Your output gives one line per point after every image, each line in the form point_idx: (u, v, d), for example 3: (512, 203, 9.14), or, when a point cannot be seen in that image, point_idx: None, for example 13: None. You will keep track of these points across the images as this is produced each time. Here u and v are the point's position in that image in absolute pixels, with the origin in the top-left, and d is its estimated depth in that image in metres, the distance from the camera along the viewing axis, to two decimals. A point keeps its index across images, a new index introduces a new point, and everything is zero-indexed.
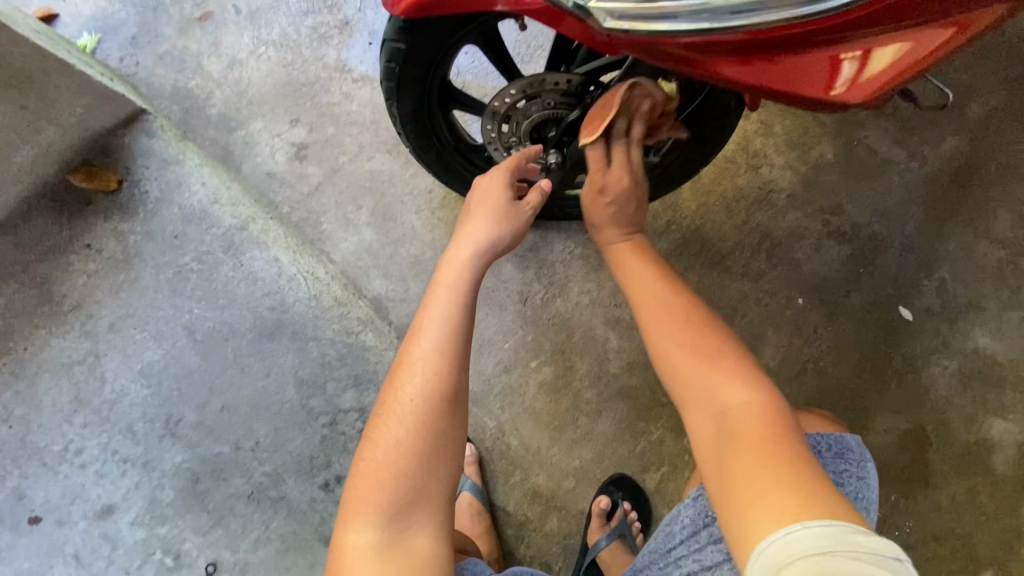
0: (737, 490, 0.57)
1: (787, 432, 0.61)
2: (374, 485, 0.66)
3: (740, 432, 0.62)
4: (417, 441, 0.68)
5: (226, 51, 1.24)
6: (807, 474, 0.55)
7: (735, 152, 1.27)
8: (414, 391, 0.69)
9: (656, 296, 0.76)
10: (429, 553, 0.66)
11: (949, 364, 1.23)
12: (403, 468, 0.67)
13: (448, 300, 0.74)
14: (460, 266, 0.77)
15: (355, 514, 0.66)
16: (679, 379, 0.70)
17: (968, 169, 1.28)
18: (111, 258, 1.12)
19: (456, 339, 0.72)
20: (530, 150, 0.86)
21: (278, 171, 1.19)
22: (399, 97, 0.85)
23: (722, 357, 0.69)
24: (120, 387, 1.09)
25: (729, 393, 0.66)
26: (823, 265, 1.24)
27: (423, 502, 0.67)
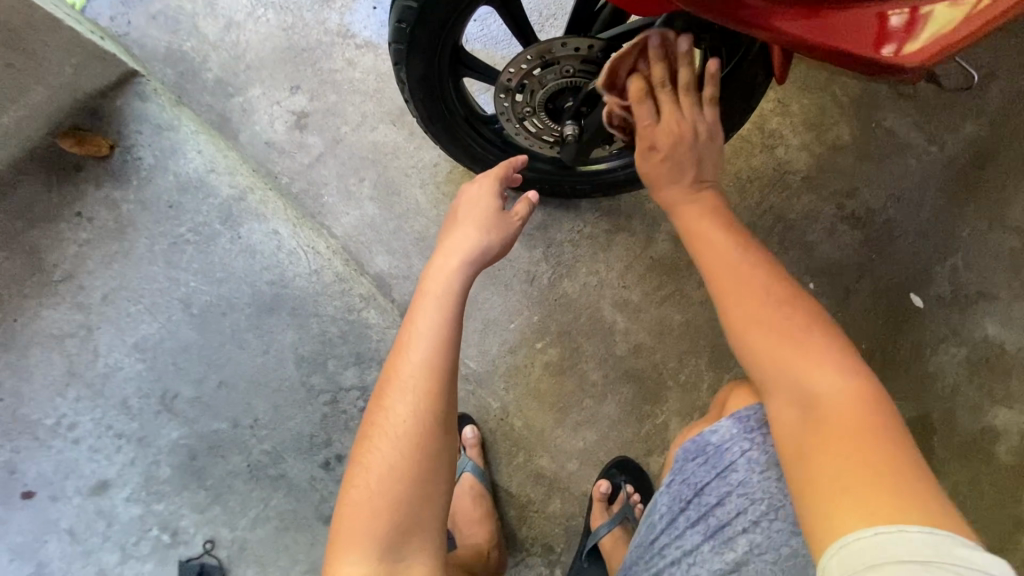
0: (821, 483, 0.56)
1: (881, 427, 0.58)
2: (368, 513, 0.63)
3: (832, 422, 0.59)
4: (412, 461, 0.65)
5: (223, 12, 1.18)
6: (894, 476, 0.54)
7: (750, 131, 1.23)
8: (405, 413, 0.66)
9: (730, 266, 0.69)
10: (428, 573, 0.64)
11: (957, 352, 1.22)
12: (396, 494, 0.63)
13: (437, 313, 0.71)
14: (448, 275, 0.74)
15: (348, 542, 0.63)
16: (767, 357, 0.64)
17: (987, 154, 1.25)
18: (103, 227, 1.07)
19: (445, 356, 0.69)
20: (514, 160, 0.88)
21: (278, 140, 1.15)
22: (409, 61, 0.80)
23: (809, 336, 0.64)
24: (114, 361, 1.06)
25: (821, 380, 0.61)
26: (836, 250, 1.22)
27: (416, 528, 0.64)
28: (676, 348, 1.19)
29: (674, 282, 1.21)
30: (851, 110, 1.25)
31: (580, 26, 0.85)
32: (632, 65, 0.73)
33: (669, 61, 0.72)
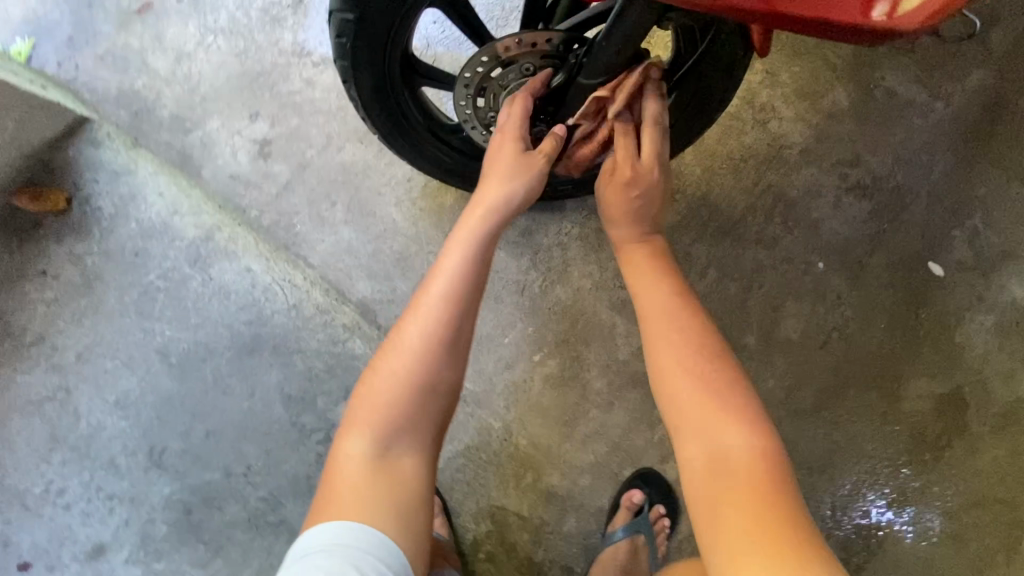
0: (720, 533, 0.57)
1: (778, 483, 0.58)
2: (371, 405, 0.65)
3: (733, 474, 0.59)
4: (416, 377, 0.66)
5: (172, 44, 1.12)
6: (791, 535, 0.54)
7: (739, 108, 1.15)
8: (417, 330, 0.68)
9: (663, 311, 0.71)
10: (412, 480, 0.64)
11: (986, 319, 1.13)
12: (400, 396, 0.65)
13: (463, 251, 0.71)
14: (475, 220, 0.73)
15: (349, 429, 0.65)
16: (679, 409, 0.65)
17: (998, 103, 1.16)
18: (70, 283, 1.03)
19: (466, 290, 0.69)
20: (537, 79, 0.74)
21: (242, 172, 1.09)
22: (357, 77, 0.74)
23: (727, 389, 0.64)
24: (97, 420, 1.02)
25: (732, 435, 0.61)
26: (844, 224, 1.14)
27: (409, 433, 0.66)
28: None
29: None
30: (846, 73, 1.16)
31: (539, 19, 0.79)
32: (595, 55, 0.66)
33: (635, 47, 0.66)
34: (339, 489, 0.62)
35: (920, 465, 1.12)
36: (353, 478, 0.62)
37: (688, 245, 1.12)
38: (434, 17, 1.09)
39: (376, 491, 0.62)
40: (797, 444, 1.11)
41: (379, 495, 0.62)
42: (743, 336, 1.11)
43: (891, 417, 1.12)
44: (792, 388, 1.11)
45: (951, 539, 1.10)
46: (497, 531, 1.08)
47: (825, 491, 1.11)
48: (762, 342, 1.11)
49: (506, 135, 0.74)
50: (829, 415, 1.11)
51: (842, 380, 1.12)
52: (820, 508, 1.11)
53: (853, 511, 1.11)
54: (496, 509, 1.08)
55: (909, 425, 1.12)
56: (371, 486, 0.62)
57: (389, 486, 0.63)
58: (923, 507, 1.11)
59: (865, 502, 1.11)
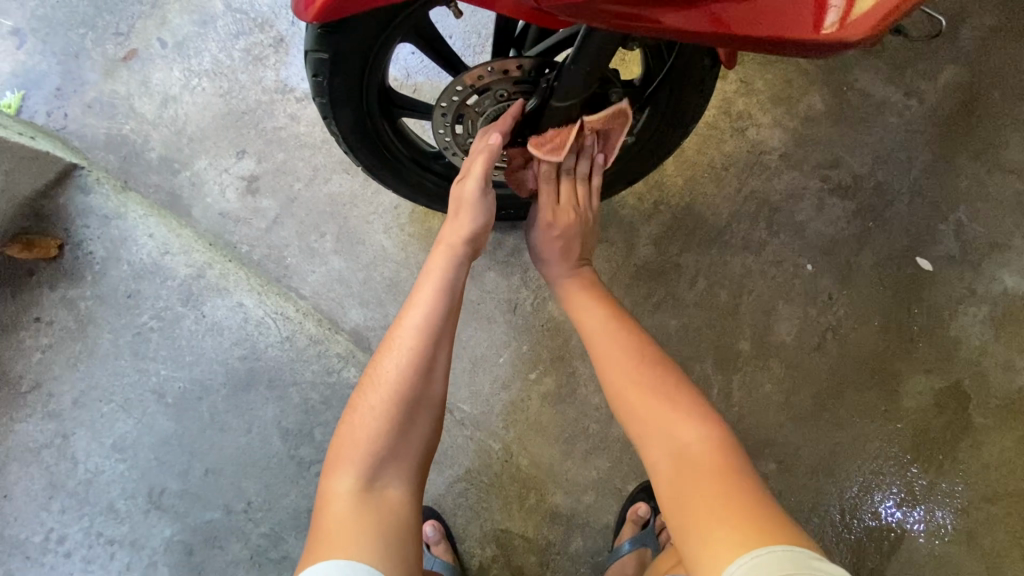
0: (699, 528, 0.60)
1: (735, 465, 0.64)
2: (355, 442, 0.65)
3: (700, 468, 0.64)
4: (396, 407, 0.66)
5: (158, 89, 1.15)
6: (764, 515, 0.58)
7: (717, 117, 1.16)
8: (394, 363, 0.68)
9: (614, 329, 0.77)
10: (400, 512, 0.65)
11: (978, 311, 1.13)
12: (383, 429, 0.65)
13: (433, 286, 0.73)
14: (443, 257, 0.76)
15: (337, 467, 0.65)
16: (645, 417, 0.70)
17: (972, 98, 1.18)
18: (64, 328, 1.04)
19: (439, 319, 0.71)
20: (512, 107, 0.75)
21: (231, 209, 1.10)
22: (336, 113, 0.75)
23: (677, 393, 0.70)
24: (94, 465, 1.01)
25: (691, 430, 0.67)
26: (829, 225, 1.15)
27: (395, 465, 0.66)
28: (679, 354, 1.10)
29: (664, 286, 1.12)
30: (819, 77, 1.18)
31: (510, 44, 0.81)
32: (564, 79, 0.68)
33: (604, 68, 0.67)
34: (330, 530, 0.62)
35: (926, 462, 1.11)
36: (343, 517, 0.62)
37: (676, 255, 1.12)
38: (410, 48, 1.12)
39: (366, 527, 0.62)
40: (800, 449, 1.10)
41: (369, 529, 0.62)
42: (737, 342, 1.11)
43: (893, 415, 1.11)
44: (790, 391, 1.11)
45: (963, 535, 1.08)
46: (503, 555, 1.07)
47: (833, 494, 1.10)
48: (756, 347, 1.12)
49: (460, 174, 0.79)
50: (829, 417, 1.11)
51: (840, 381, 1.12)
52: (829, 513, 1.09)
53: (862, 513, 1.09)
54: (501, 532, 1.07)
55: (911, 422, 1.11)
56: (362, 521, 0.62)
57: (376, 518, 0.62)
58: (932, 505, 1.09)
59: (874, 502, 1.10)
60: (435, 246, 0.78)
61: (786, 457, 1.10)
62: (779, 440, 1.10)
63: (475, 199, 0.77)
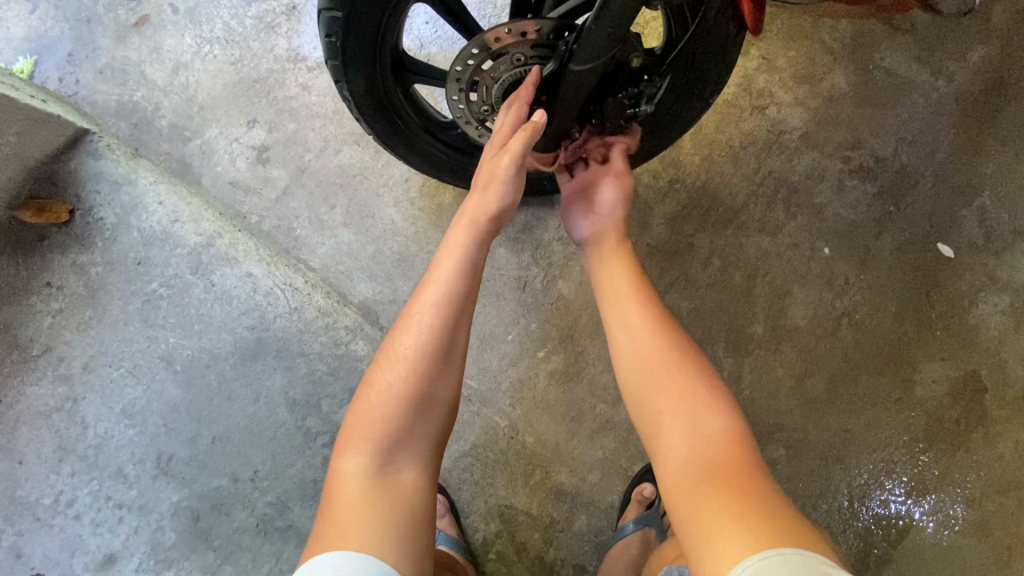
0: (711, 525, 0.55)
1: (752, 464, 0.61)
2: (368, 422, 0.65)
3: (710, 463, 0.60)
4: (412, 389, 0.66)
5: (169, 56, 1.13)
6: (776, 514, 0.55)
7: (737, 94, 1.13)
8: (411, 341, 0.67)
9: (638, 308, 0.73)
10: (412, 496, 0.64)
11: (999, 300, 1.11)
12: (397, 410, 0.65)
13: (453, 262, 0.70)
14: (462, 234, 0.73)
15: (347, 447, 0.65)
16: (659, 400, 0.67)
17: (1002, 80, 1.14)
18: (75, 294, 1.04)
19: (458, 298, 0.69)
20: (530, 76, 0.73)
21: (241, 178, 1.10)
22: (349, 76, 0.74)
23: (698, 383, 0.67)
24: (104, 430, 1.02)
25: (709, 420, 0.64)
26: (848, 208, 1.12)
27: (408, 448, 0.65)
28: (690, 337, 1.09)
29: (676, 267, 1.10)
30: (844, 55, 1.15)
31: (528, 9, 0.79)
32: (584, 40, 0.65)
33: (626, 28, 0.65)
34: (339, 511, 0.62)
35: (938, 452, 1.09)
36: (354, 499, 0.62)
37: (690, 235, 1.10)
38: (427, 17, 1.10)
39: (376, 511, 0.61)
40: (810, 435, 1.09)
41: (379, 513, 0.61)
42: (750, 325, 1.10)
43: (906, 403, 1.10)
44: (803, 377, 1.09)
45: (974, 527, 1.07)
46: (506, 531, 1.07)
47: (842, 481, 1.08)
48: (769, 331, 1.10)
49: (494, 143, 0.76)
50: (841, 403, 1.09)
51: (854, 367, 1.10)
52: (838, 500, 1.08)
53: (871, 501, 1.08)
54: (505, 509, 1.07)
55: (926, 411, 1.09)
56: (373, 503, 0.62)
57: (390, 501, 0.62)
58: (944, 496, 1.08)
59: (883, 491, 1.08)
60: (456, 220, 0.75)
61: (796, 443, 1.08)
62: (789, 426, 1.09)
63: (504, 175, 0.73)
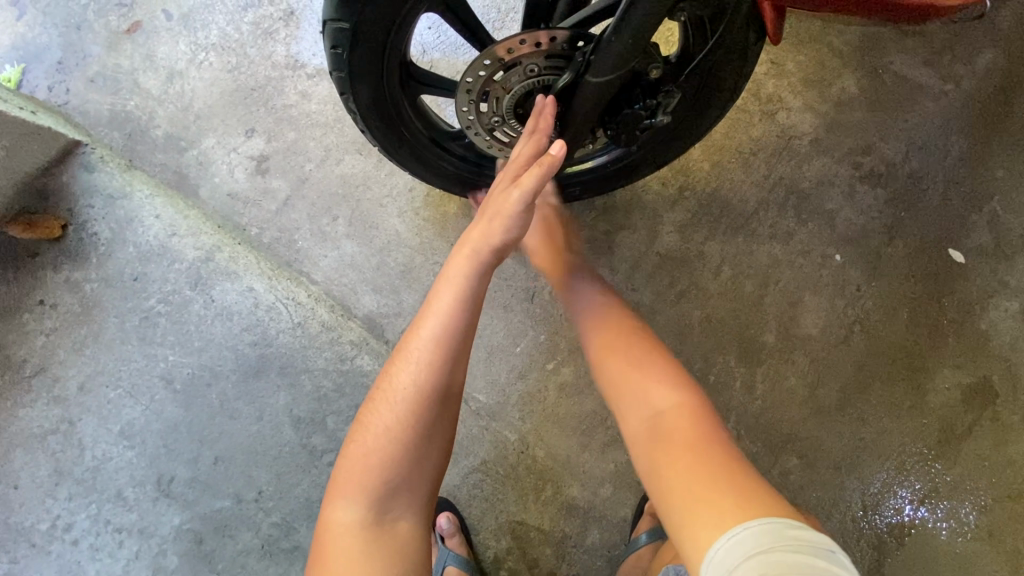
0: (680, 502, 0.57)
1: (707, 431, 0.63)
2: (363, 470, 0.62)
3: (668, 439, 0.63)
4: (410, 433, 0.63)
5: (163, 63, 1.10)
6: (733, 479, 0.57)
7: (746, 100, 1.11)
8: (409, 382, 0.63)
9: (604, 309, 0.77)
10: (408, 543, 0.64)
11: (1010, 306, 1.11)
12: (393, 457, 0.62)
13: (453, 296, 0.66)
14: (463, 265, 0.68)
15: (341, 493, 0.63)
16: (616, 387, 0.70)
17: (1011, 83, 1.13)
18: (69, 311, 1.00)
19: (458, 337, 0.65)
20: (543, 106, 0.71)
21: (240, 190, 1.07)
22: (355, 88, 0.71)
23: (651, 362, 0.70)
24: (101, 452, 0.99)
25: (659, 396, 0.67)
26: (859, 214, 1.10)
27: (406, 492, 0.64)
28: (702, 346, 1.07)
29: (687, 276, 1.09)
30: (854, 58, 1.13)
31: (540, 18, 0.76)
32: (604, 51, 0.63)
33: (647, 39, 0.62)
34: (335, 559, 0.62)
35: (951, 459, 1.09)
36: (348, 548, 0.62)
37: (701, 243, 1.09)
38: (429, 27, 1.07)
39: (370, 561, 0.61)
40: (823, 444, 1.07)
41: (375, 562, 0.61)
42: (762, 334, 1.08)
43: (919, 410, 1.09)
44: (815, 386, 1.08)
45: (987, 533, 1.07)
46: (518, 547, 1.05)
47: (855, 490, 1.07)
48: (781, 339, 1.08)
49: (506, 176, 0.72)
50: (854, 412, 1.08)
51: (867, 375, 1.09)
52: (851, 509, 1.07)
53: (885, 510, 1.07)
54: (516, 524, 1.05)
55: (938, 417, 1.09)
56: (368, 553, 0.62)
57: (384, 552, 0.62)
58: (956, 502, 1.08)
59: (897, 499, 1.07)
60: (457, 248, 0.70)
61: (809, 453, 1.07)
62: (801, 435, 1.07)
63: (513, 212, 0.68)
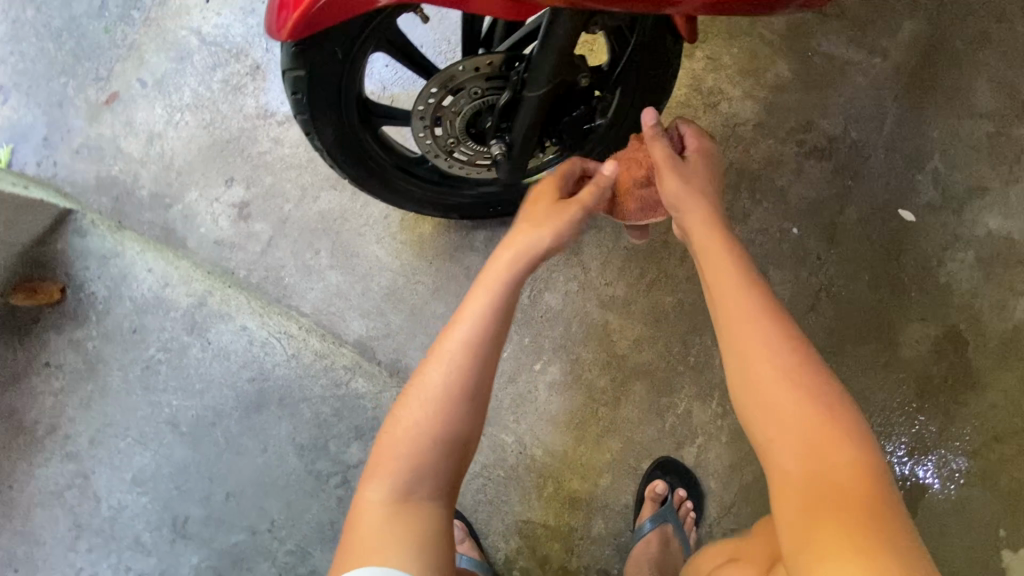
0: (817, 549, 0.55)
1: (874, 484, 0.58)
2: (393, 454, 0.65)
3: (838, 494, 0.57)
4: (440, 424, 0.66)
5: (142, 127, 1.17)
6: (892, 544, 0.54)
7: (689, 95, 1.18)
8: (439, 378, 0.67)
9: (753, 303, 0.66)
10: (432, 523, 0.66)
11: (965, 256, 1.17)
12: (422, 443, 0.65)
13: (484, 303, 0.69)
14: (497, 272, 0.71)
15: (371, 477, 0.66)
16: (773, 423, 0.61)
17: (935, 50, 1.20)
18: (74, 370, 1.05)
19: (489, 339, 0.68)
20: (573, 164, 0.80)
21: (226, 237, 1.13)
22: (318, 127, 0.78)
23: (813, 389, 0.62)
24: (117, 501, 1.02)
25: (828, 438, 0.59)
26: (810, 188, 1.16)
27: (431, 479, 0.66)
28: (678, 330, 1.14)
29: (655, 266, 1.16)
30: (784, 44, 1.19)
31: (480, 46, 0.83)
32: (534, 68, 0.70)
33: (570, 53, 0.69)
34: (364, 539, 0.64)
35: (932, 410, 1.15)
36: (376, 526, 0.64)
37: (664, 233, 1.16)
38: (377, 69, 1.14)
39: (393, 535, 0.64)
40: None
41: (398, 537, 0.64)
42: None
43: (894, 366, 1.15)
44: None
45: (978, 477, 1.14)
46: (527, 546, 1.08)
47: None
48: None
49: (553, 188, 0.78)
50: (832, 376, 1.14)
51: (839, 339, 1.14)
52: None
53: None
54: (522, 524, 1.08)
55: (913, 370, 1.15)
56: (392, 529, 0.64)
57: (410, 529, 0.64)
58: (945, 451, 1.15)
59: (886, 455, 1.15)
60: (490, 258, 0.73)
61: None
62: None
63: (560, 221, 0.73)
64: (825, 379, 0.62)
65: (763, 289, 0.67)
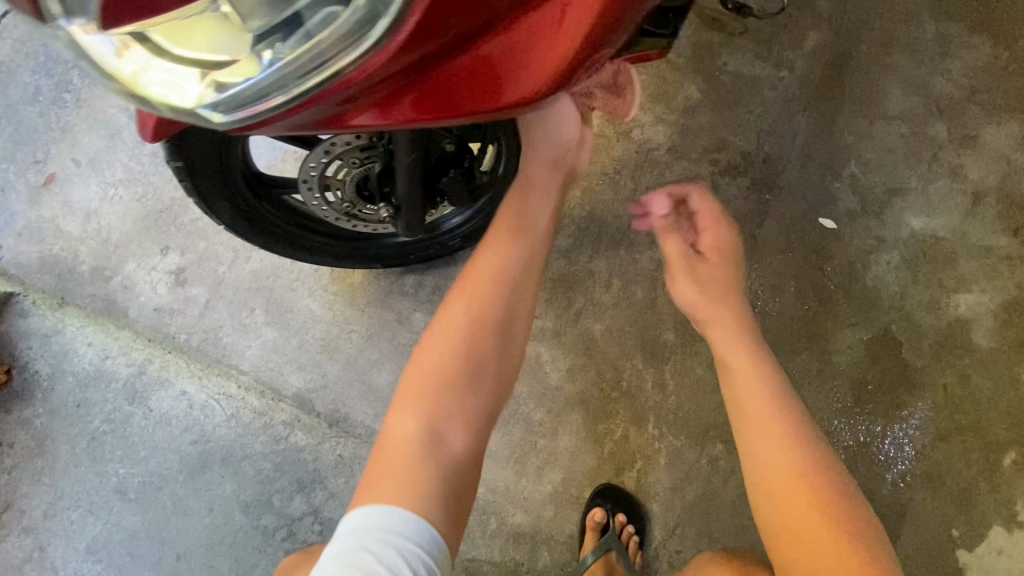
0: None
1: None
2: (425, 380, 0.73)
3: None
4: (465, 349, 0.74)
5: (79, 205, 1.21)
6: None
7: (601, 124, 1.20)
8: (463, 312, 0.75)
9: (785, 421, 0.76)
10: (457, 455, 0.71)
11: (891, 258, 1.17)
12: (450, 369, 0.73)
13: (503, 244, 0.78)
14: (513, 214, 0.79)
15: (402, 409, 0.72)
16: (793, 535, 0.72)
17: (841, 57, 1.21)
18: (25, 447, 1.09)
19: (509, 274, 0.77)
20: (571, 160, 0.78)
21: (165, 303, 1.16)
22: (211, 206, 0.82)
23: (833, 509, 0.71)
24: (73, 571, 1.06)
25: (836, 545, 0.69)
26: (727, 205, 1.18)
27: (457, 408, 0.73)
28: (608, 356, 1.16)
29: (582, 294, 1.17)
30: (691, 67, 1.21)
31: None
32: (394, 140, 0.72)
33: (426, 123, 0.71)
34: (391, 468, 0.69)
35: (873, 414, 1.15)
36: (407, 454, 0.69)
37: (587, 262, 1.17)
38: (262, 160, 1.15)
39: (421, 466, 0.68)
40: None
41: (427, 469, 0.69)
42: (662, 334, 1.16)
43: (828, 374, 1.15)
44: None
45: (926, 478, 1.14)
46: None
47: None
48: (681, 335, 1.16)
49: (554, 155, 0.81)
50: None
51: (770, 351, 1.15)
52: None
53: None
54: (468, 562, 1.10)
55: (848, 377, 1.15)
56: (415, 456, 0.69)
57: (437, 460, 0.69)
58: (890, 456, 1.14)
59: None
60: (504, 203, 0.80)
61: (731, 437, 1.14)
62: (721, 421, 1.14)
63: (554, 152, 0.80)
64: (838, 495, 0.73)
65: (790, 407, 0.77)
